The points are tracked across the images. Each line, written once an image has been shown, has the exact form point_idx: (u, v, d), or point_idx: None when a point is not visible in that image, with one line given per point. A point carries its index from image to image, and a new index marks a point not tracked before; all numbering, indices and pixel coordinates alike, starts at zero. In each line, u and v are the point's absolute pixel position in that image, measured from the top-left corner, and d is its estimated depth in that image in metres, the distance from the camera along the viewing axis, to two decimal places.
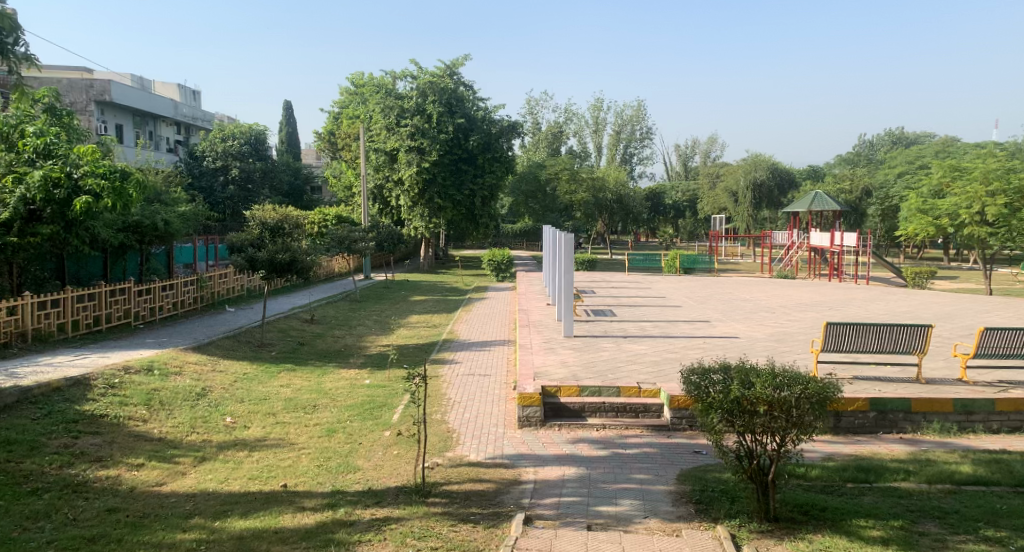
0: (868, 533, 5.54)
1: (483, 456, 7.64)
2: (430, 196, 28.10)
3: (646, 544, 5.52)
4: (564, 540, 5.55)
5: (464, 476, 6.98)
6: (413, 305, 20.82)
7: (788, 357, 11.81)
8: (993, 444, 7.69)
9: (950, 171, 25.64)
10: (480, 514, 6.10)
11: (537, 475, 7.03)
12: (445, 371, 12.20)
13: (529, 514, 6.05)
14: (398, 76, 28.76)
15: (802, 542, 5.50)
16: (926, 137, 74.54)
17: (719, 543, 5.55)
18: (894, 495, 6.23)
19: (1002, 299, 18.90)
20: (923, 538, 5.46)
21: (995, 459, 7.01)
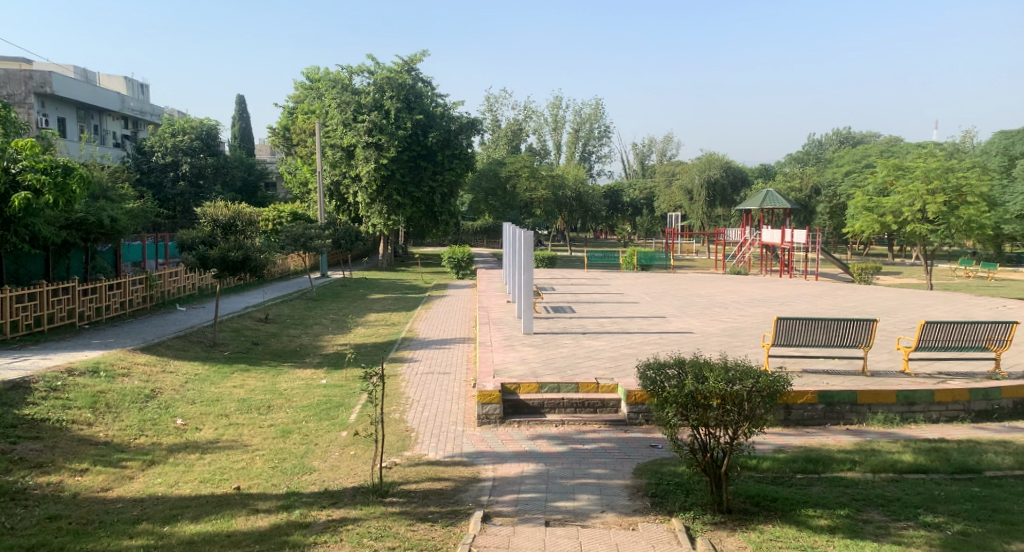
0: (816, 522, 5.69)
1: (442, 454, 7.62)
2: (388, 193, 27.90)
3: (605, 538, 5.58)
4: (521, 537, 5.57)
5: (423, 475, 6.96)
6: (371, 303, 20.69)
7: (740, 352, 12.05)
8: (933, 433, 7.97)
9: (894, 170, 26.34)
10: (438, 513, 6.10)
11: (497, 472, 7.05)
12: (403, 370, 12.13)
13: (487, 512, 6.07)
14: (353, 71, 28.32)
15: (753, 533, 5.60)
16: (872, 137, 76.60)
17: (674, 535, 5.63)
18: (840, 485, 6.41)
19: (943, 294, 19.58)
20: (867, 525, 5.63)
21: (935, 448, 7.25)
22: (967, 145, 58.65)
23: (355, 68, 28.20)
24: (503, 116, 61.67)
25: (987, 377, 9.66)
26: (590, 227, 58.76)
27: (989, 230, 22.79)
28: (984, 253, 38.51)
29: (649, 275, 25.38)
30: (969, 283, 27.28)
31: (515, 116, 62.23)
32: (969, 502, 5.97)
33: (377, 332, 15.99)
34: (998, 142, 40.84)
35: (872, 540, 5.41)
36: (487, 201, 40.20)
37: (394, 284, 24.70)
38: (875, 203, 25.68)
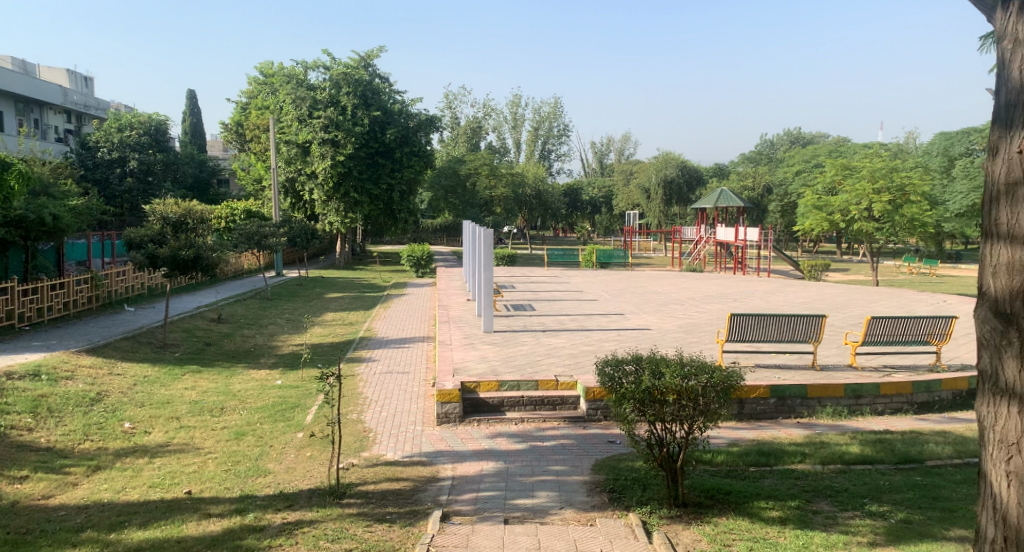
0: (767, 514, 5.81)
1: (400, 455, 7.57)
2: (345, 190, 27.59)
3: (563, 535, 5.59)
4: (480, 536, 5.56)
5: (381, 475, 6.91)
6: (329, 303, 20.45)
7: (695, 348, 12.24)
8: (879, 425, 8.19)
9: (841, 169, 26.98)
10: (396, 513, 6.06)
11: (456, 471, 7.04)
12: (361, 370, 12.01)
13: (446, 511, 6.05)
14: (309, 66, 27.84)
15: (708, 525, 5.68)
16: (822, 137, 78.38)
17: (630, 530, 5.68)
18: (791, 477, 6.55)
19: (889, 290, 20.16)
20: (816, 516, 5.76)
21: (880, 439, 7.46)
22: (910, 145, 60.43)
23: (310, 63, 27.75)
24: (462, 113, 61.49)
25: (928, 370, 9.99)
26: (548, 226, 58.97)
27: (931, 228, 23.48)
28: (926, 250, 39.77)
29: (609, 272, 25.55)
30: (913, 279, 28.13)
31: (473, 114, 62.14)
32: (911, 491, 6.16)
33: (334, 332, 15.83)
34: (939, 143, 42.18)
35: (821, 529, 5.53)
36: (447, 199, 40.12)
37: (352, 283, 24.43)
38: (824, 201, 26.30)
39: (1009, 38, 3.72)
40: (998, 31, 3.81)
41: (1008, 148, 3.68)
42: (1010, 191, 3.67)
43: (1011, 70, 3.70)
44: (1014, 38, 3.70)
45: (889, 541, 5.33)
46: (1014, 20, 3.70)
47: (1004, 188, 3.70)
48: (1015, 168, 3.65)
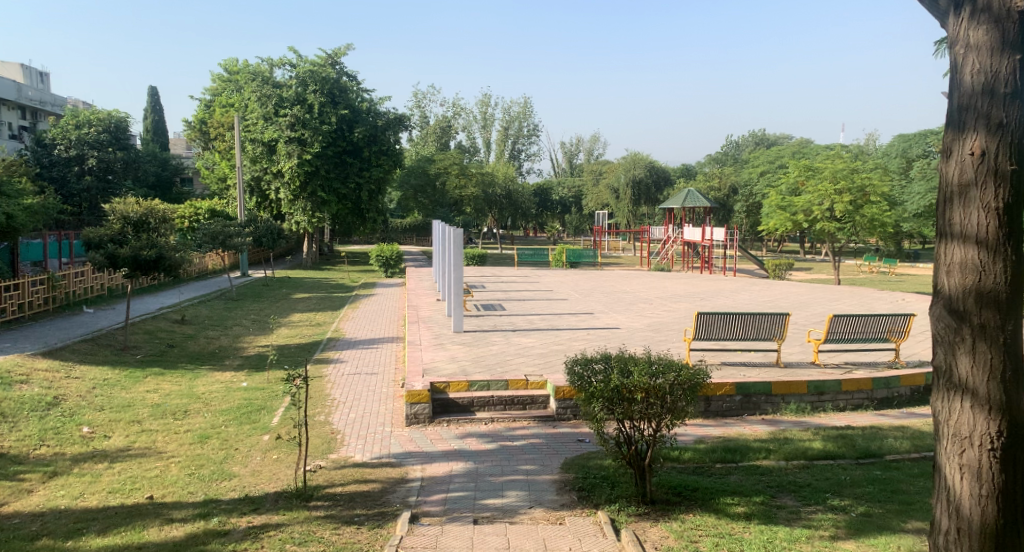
0: (733, 510, 5.86)
1: (369, 456, 7.51)
2: (312, 189, 27.30)
3: (532, 534, 5.59)
4: (449, 537, 5.54)
5: (349, 477, 6.86)
6: (296, 303, 20.24)
7: (662, 347, 12.36)
8: (841, 421, 8.34)
9: (804, 170, 27.40)
10: (365, 515, 6.01)
11: (425, 472, 7.00)
12: (329, 372, 11.90)
13: (415, 512, 6.02)
14: (274, 63, 27.50)
15: (676, 522, 5.71)
16: (786, 139, 79.59)
17: (599, 528, 5.70)
18: (757, 473, 6.63)
19: (850, 289, 20.56)
20: (780, 511, 5.83)
21: (842, 435, 7.59)
22: (871, 147, 61.66)
23: (276, 60, 27.41)
24: (431, 112, 61.25)
25: (887, 366, 10.20)
26: (518, 225, 59.04)
27: (890, 227, 23.95)
28: (885, 249, 40.60)
29: (579, 271, 25.67)
30: (874, 277, 28.69)
31: (443, 114, 61.99)
32: (871, 485, 6.27)
33: (301, 333, 15.68)
34: (897, 145, 43.09)
35: (785, 524, 5.61)
36: (416, 198, 39.95)
37: (320, 284, 24.15)
38: (788, 202, 26.67)
39: (961, 42, 3.80)
40: (950, 36, 3.89)
41: (960, 148, 3.76)
42: (963, 192, 3.75)
43: (963, 75, 3.78)
44: (965, 43, 3.78)
45: (850, 534, 5.41)
46: (965, 26, 3.79)
47: (956, 189, 3.78)
48: (966, 170, 3.74)
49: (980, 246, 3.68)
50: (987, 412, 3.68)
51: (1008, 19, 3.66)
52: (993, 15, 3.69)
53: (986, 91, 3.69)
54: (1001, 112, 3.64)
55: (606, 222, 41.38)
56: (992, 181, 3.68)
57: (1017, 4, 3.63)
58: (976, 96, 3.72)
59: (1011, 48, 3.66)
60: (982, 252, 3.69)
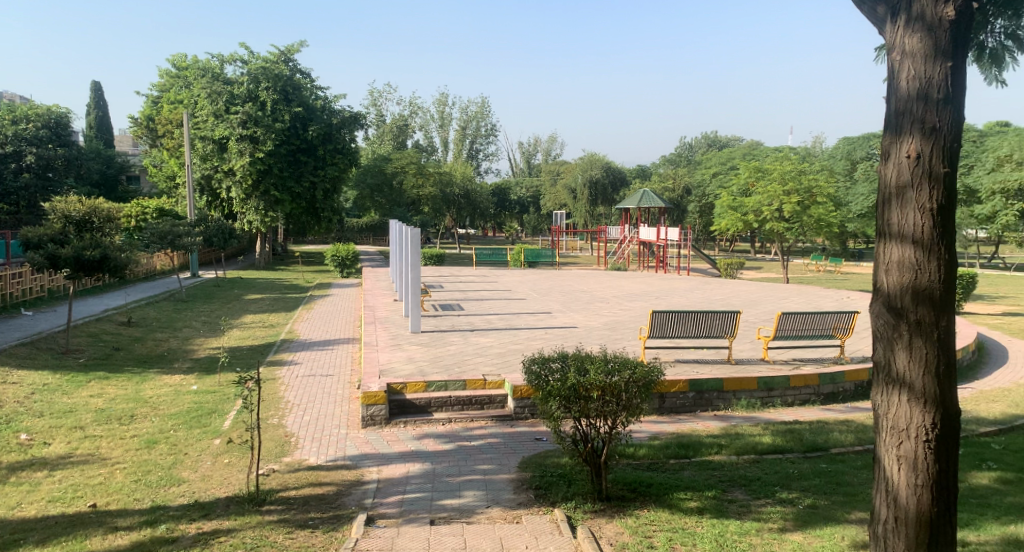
0: (686, 505, 5.93)
1: (324, 459, 7.41)
2: (265, 187, 26.81)
3: (488, 533, 5.57)
4: (405, 538, 5.49)
5: (304, 480, 6.75)
6: (247, 304, 19.87)
7: (618, 345, 12.47)
8: (790, 416, 8.51)
9: (754, 171, 27.89)
10: (319, 518, 5.92)
11: (381, 473, 6.93)
12: (283, 374, 11.70)
13: (371, 514, 5.96)
14: (225, 59, 26.92)
15: (630, 518, 5.75)
16: (737, 141, 81.19)
17: (555, 526, 5.70)
18: (709, 467, 6.73)
19: (799, 287, 21.04)
20: (731, 505, 5.92)
21: (791, 430, 7.75)
22: (819, 149, 63.21)
23: (227, 56, 26.85)
24: (387, 111, 60.76)
25: (833, 362, 10.48)
26: (476, 225, 58.95)
27: (836, 227, 24.55)
28: (832, 249, 41.61)
29: (536, 271, 25.72)
30: (822, 276, 29.37)
31: (399, 112, 61.53)
32: (817, 478, 6.41)
33: (253, 335, 15.41)
34: (843, 148, 44.23)
35: (736, 518, 5.69)
36: (373, 198, 39.51)
37: (273, 285, 23.72)
38: (739, 202, 27.10)
39: (897, 48, 4.00)
40: (888, 43, 4.09)
41: (897, 151, 3.95)
42: (900, 194, 3.93)
43: (899, 81, 3.98)
44: (901, 50, 3.98)
45: (797, 526, 5.52)
46: (900, 33, 3.99)
47: (894, 191, 3.96)
48: (903, 173, 3.92)
49: (916, 246, 3.88)
50: (922, 405, 3.88)
51: (940, 27, 3.86)
52: (926, 23, 3.89)
53: (920, 96, 3.88)
54: (935, 117, 3.84)
55: (564, 222, 41.53)
56: (927, 183, 3.87)
57: (948, 13, 3.84)
58: (911, 101, 3.91)
59: (944, 55, 3.86)
60: (918, 251, 3.88)
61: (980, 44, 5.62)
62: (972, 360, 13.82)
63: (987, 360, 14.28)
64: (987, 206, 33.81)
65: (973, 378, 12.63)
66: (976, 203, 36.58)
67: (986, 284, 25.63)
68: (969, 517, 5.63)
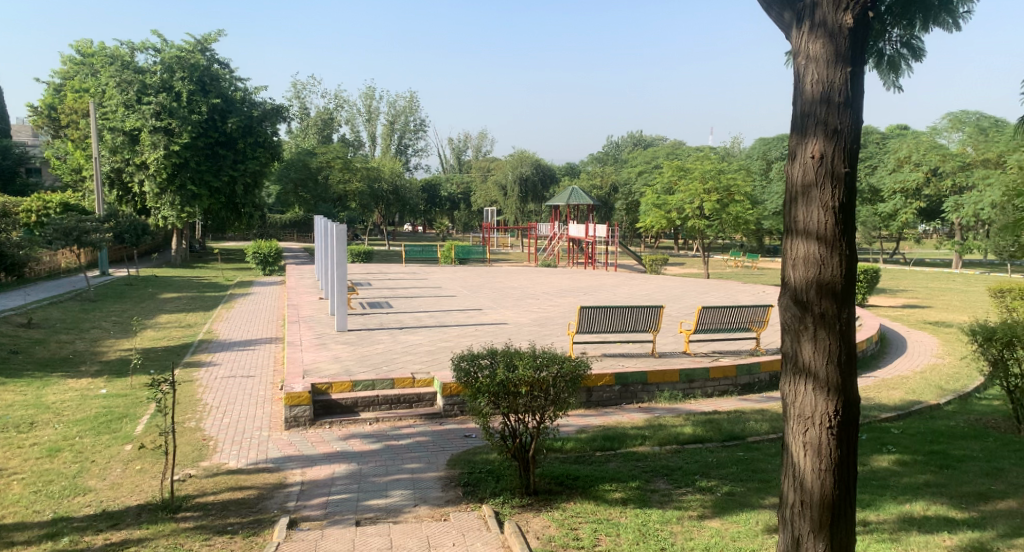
0: (611, 496, 6.12)
1: (245, 462, 7.22)
2: (181, 181, 25.75)
3: (416, 532, 5.57)
4: (330, 540, 5.46)
5: (222, 484, 6.57)
6: (163, 304, 19.03)
7: (547, 341, 12.66)
8: (709, 406, 8.89)
9: (676, 171, 28.78)
10: (239, 524, 5.81)
11: (305, 475, 6.82)
12: (200, 375, 11.31)
13: (294, 517, 5.88)
14: (136, 47, 25.62)
15: (557, 510, 5.88)
16: (661, 140, 83.38)
17: (483, 522, 5.75)
18: (634, 458, 6.96)
19: (720, 282, 21.84)
20: (654, 495, 6.14)
21: (710, 420, 8.09)
22: (737, 149, 65.73)
23: (138, 43, 25.55)
24: (312, 104, 59.28)
25: (750, 354, 10.99)
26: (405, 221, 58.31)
27: (753, 225, 25.64)
28: (749, 245, 43.33)
29: (466, 267, 25.72)
30: (741, 271, 30.57)
31: (324, 106, 60.19)
32: (734, 466, 6.73)
33: (169, 335, 14.81)
34: (759, 148, 46.06)
35: (658, 507, 5.91)
36: (297, 192, 38.69)
37: (190, 283, 22.83)
38: (663, 200, 27.85)
39: (802, 53, 4.16)
40: (793, 48, 4.25)
41: (803, 152, 4.10)
42: (805, 192, 4.09)
43: (805, 84, 4.13)
44: (806, 54, 4.13)
45: (715, 513, 5.78)
46: (806, 38, 4.14)
47: (800, 189, 4.12)
48: (809, 172, 4.08)
49: (820, 242, 4.04)
50: (825, 393, 4.06)
51: (840, 34, 4.03)
52: (827, 30, 4.06)
53: (823, 99, 4.05)
54: (838, 120, 4.01)
55: (494, 219, 41.70)
56: (830, 182, 4.04)
57: (847, 21, 4.02)
58: (815, 103, 4.07)
59: (843, 61, 4.03)
60: (821, 247, 4.04)
61: (879, 50, 5.91)
62: (875, 350, 14.72)
63: (889, 350, 15.23)
64: (888, 205, 36.10)
65: (876, 367, 13.44)
66: (879, 202, 38.84)
67: (888, 277, 27.26)
68: (871, 498, 6.00)
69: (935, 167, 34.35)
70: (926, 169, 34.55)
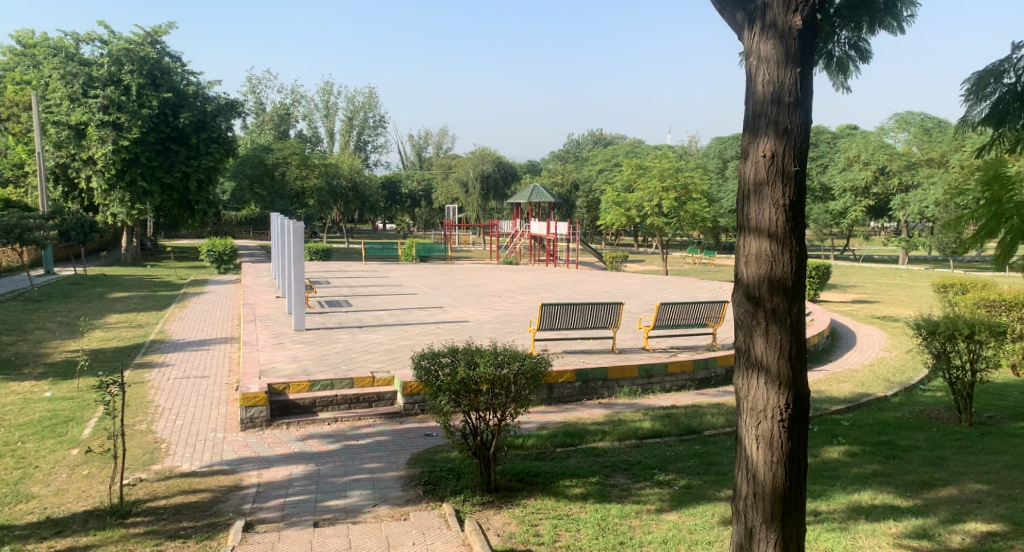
0: (571, 491, 6.14)
1: (198, 464, 7.04)
2: (131, 177, 25.03)
3: (375, 532, 5.49)
4: (286, 542, 5.36)
5: (174, 488, 6.40)
6: (113, 303, 18.47)
7: (508, 339, 12.66)
8: (668, 401, 9.01)
9: (636, 169, 29.10)
10: (192, 528, 5.66)
11: (262, 477, 6.69)
12: (151, 376, 11.01)
13: (250, 520, 5.75)
14: (81, 38, 24.76)
15: (518, 507, 5.88)
16: (621, 139, 84.18)
17: (443, 520, 5.70)
18: (594, 454, 7.00)
19: (679, 278, 22.15)
20: (613, 489, 6.18)
21: (669, 415, 8.19)
22: (695, 148, 66.74)
23: (83, 35, 24.71)
24: (268, 99, 58.17)
25: (707, 349, 11.16)
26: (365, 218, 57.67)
27: (710, 222, 26.04)
28: (706, 242, 44.05)
29: (427, 265, 25.55)
30: (700, 268, 31.01)
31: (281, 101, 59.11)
32: (692, 459, 6.82)
33: (118, 335, 14.37)
34: (715, 147, 46.84)
35: (617, 501, 5.95)
36: (252, 189, 37.80)
37: (141, 282, 22.18)
38: (623, 198, 28.10)
39: (754, 54, 4.11)
40: (745, 48, 4.21)
41: (755, 151, 4.06)
42: (757, 191, 4.05)
43: (756, 84, 4.10)
44: (757, 55, 4.09)
45: (673, 506, 5.85)
46: (756, 39, 4.10)
47: (752, 187, 4.08)
48: (760, 171, 4.04)
49: (771, 239, 4.00)
50: (777, 387, 4.02)
51: (790, 36, 4.00)
52: (778, 31, 4.01)
53: (774, 99, 4.02)
54: (788, 120, 3.98)
55: (454, 216, 41.57)
56: (781, 180, 4.01)
57: (796, 23, 3.99)
58: (766, 103, 4.03)
59: (793, 61, 4.00)
60: (773, 244, 4.01)
61: (828, 52, 6.06)
62: (826, 344, 15.10)
63: (839, 344, 15.64)
64: (839, 203, 37.02)
65: (827, 361, 13.78)
66: (830, 200, 39.87)
67: (840, 274, 28.00)
68: (822, 488, 6.12)
69: (882, 166, 35.43)
70: (874, 168, 35.60)
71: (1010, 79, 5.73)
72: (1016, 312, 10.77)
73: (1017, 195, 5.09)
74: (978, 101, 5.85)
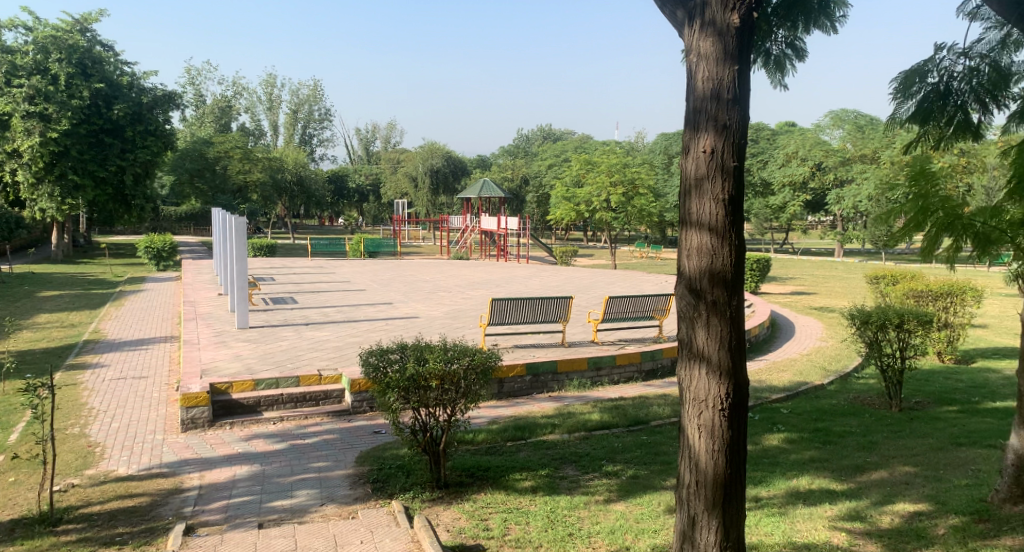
0: (521, 485, 6.18)
1: (136, 468, 6.84)
2: (61, 171, 24.04)
3: (322, 531, 5.42)
4: (229, 544, 5.26)
5: (110, 493, 6.21)
6: (43, 303, 17.77)
7: (457, 334, 12.63)
8: (615, 393, 9.13)
9: (584, 164, 29.37)
10: (128, 533, 5.51)
11: (203, 479, 6.55)
12: (85, 377, 10.63)
13: (191, 523, 5.62)
14: (4, 25, 23.69)
15: (468, 503, 5.89)
16: (569, 135, 84.87)
17: (392, 517, 5.66)
18: (544, 447, 7.06)
19: (628, 272, 22.43)
20: (562, 481, 6.25)
21: (616, 406, 8.31)
22: (642, 144, 67.74)
23: (5, 21, 23.61)
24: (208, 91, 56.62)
25: (653, 342, 11.34)
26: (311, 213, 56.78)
27: (657, 217, 26.42)
28: (653, 236, 44.73)
29: (377, 261, 25.30)
30: (647, 262, 31.49)
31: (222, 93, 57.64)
32: (639, 450, 6.94)
33: (48, 336, 13.83)
34: (661, 143, 47.57)
35: (566, 493, 6.02)
36: (192, 183, 36.62)
37: (74, 280, 21.35)
38: (572, 193, 28.30)
39: (693, 51, 4.09)
40: (684, 46, 4.18)
41: (695, 147, 4.05)
42: (698, 185, 4.04)
43: (696, 81, 4.08)
44: (696, 53, 4.07)
45: (621, 496, 5.95)
46: (696, 36, 4.08)
47: (693, 183, 4.06)
48: (700, 166, 4.03)
49: (711, 233, 3.99)
50: (718, 377, 4.03)
51: (728, 33, 3.99)
52: (716, 28, 4.00)
53: (713, 96, 4.00)
54: (727, 115, 3.97)
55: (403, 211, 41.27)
56: (720, 176, 4.01)
57: (733, 20, 3.98)
58: (705, 100, 4.02)
59: (731, 58, 3.99)
60: (713, 239, 4.00)
61: (766, 51, 6.17)
62: (767, 335, 15.52)
63: (779, 335, 16.10)
64: (779, 197, 37.96)
65: (768, 351, 14.16)
66: (770, 195, 40.90)
67: (782, 267, 28.77)
68: (763, 475, 6.29)
69: (819, 162, 36.58)
70: (812, 164, 36.71)
71: (933, 79, 5.94)
72: (943, 302, 11.12)
73: (942, 190, 5.30)
74: (904, 99, 6.01)
